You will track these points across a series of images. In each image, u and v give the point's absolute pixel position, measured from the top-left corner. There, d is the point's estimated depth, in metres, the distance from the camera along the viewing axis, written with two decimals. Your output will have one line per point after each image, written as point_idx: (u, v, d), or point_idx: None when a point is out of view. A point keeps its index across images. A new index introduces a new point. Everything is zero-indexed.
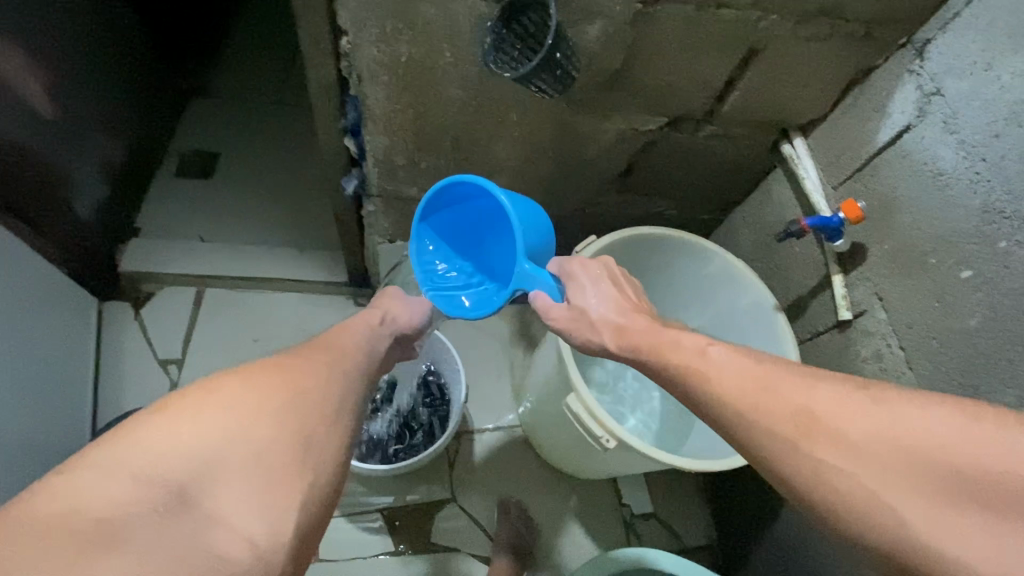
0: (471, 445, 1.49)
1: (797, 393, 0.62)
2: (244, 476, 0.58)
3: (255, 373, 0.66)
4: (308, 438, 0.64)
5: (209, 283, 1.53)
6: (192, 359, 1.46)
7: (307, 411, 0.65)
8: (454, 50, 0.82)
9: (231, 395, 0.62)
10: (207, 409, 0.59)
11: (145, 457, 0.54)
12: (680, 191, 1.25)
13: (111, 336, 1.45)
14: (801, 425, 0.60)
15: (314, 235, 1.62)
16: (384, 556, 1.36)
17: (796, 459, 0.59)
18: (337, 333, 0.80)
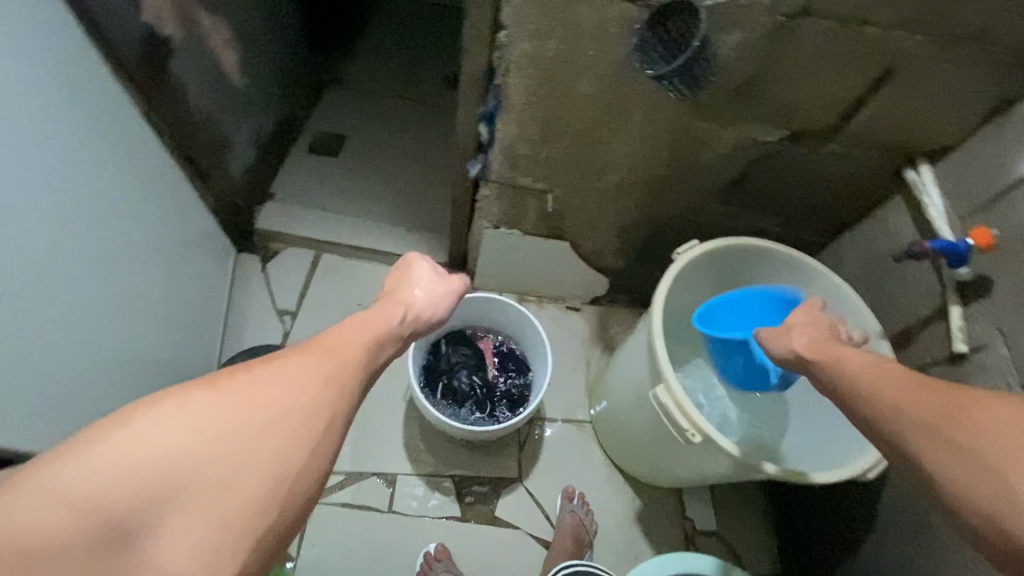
0: (543, 432, 1.55)
1: (957, 399, 0.67)
2: (193, 512, 0.62)
3: (228, 392, 0.70)
4: (278, 464, 0.68)
5: (326, 249, 1.70)
6: (305, 313, 1.63)
7: (276, 435, 0.69)
8: (597, 47, 0.89)
9: (198, 415, 0.66)
10: (170, 431, 0.63)
11: (96, 480, 0.57)
12: (788, 208, 1.25)
13: (239, 284, 1.64)
14: (949, 416, 0.66)
15: (421, 217, 1.75)
16: (450, 520, 1.44)
17: (946, 448, 0.64)
18: (335, 340, 0.83)
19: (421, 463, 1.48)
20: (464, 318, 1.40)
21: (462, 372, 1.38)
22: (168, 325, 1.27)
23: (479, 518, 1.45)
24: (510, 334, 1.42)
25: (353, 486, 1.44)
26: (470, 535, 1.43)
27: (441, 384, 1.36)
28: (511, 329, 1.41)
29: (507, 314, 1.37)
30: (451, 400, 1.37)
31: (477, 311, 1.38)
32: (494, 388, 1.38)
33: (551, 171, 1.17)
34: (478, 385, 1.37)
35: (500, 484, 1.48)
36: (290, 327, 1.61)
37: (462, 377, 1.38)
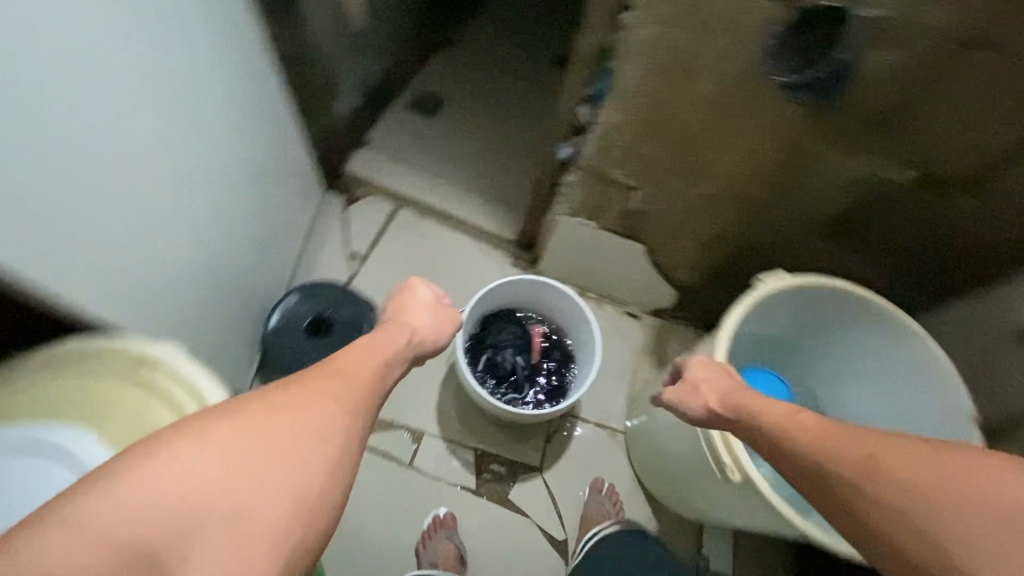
0: (573, 430, 1.52)
1: (869, 445, 0.68)
2: (225, 544, 0.55)
3: (246, 421, 0.63)
4: (307, 493, 0.62)
5: (404, 204, 1.73)
6: (374, 259, 1.66)
7: (304, 459, 0.63)
8: (726, 44, 0.83)
9: (225, 439, 0.60)
10: (194, 463, 0.57)
11: (125, 507, 0.52)
12: (895, 256, 1.14)
13: (319, 220, 1.70)
14: (862, 469, 0.67)
15: (501, 192, 1.74)
16: (464, 490, 1.45)
17: (860, 501, 0.66)
18: (344, 363, 0.80)
19: (448, 429, 1.50)
20: (521, 299, 1.38)
21: (507, 349, 1.37)
22: (252, 244, 1.35)
23: (491, 498, 1.45)
24: (563, 325, 1.40)
25: (380, 433, 1.48)
26: (480, 512, 1.44)
27: (485, 358, 1.37)
28: (564, 321, 1.39)
29: (564, 304, 1.34)
30: (491, 376, 1.37)
31: (535, 295, 1.36)
32: (535, 375, 1.37)
33: (644, 168, 1.12)
34: (519, 368, 1.37)
35: (519, 470, 1.48)
36: (358, 269, 1.64)
37: (506, 354, 1.37)
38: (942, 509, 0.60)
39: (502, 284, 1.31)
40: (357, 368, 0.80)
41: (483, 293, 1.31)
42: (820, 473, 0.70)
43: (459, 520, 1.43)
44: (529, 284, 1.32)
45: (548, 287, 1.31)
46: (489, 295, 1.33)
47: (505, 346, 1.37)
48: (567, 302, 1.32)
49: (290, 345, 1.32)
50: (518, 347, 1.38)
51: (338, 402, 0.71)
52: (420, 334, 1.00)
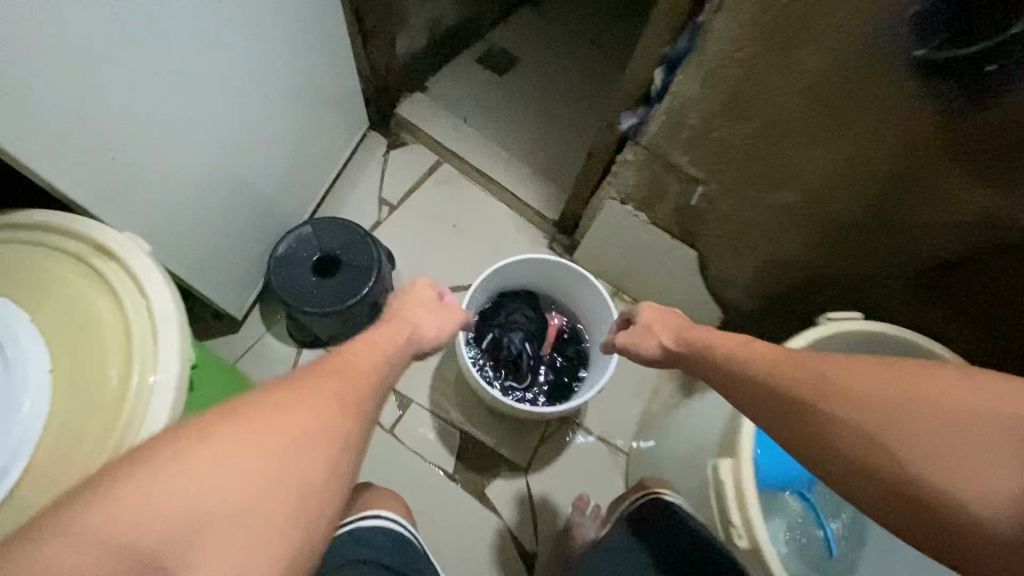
0: (571, 438, 1.38)
1: (924, 413, 0.58)
2: (230, 545, 0.54)
3: (256, 411, 0.61)
4: (302, 496, 0.59)
5: (448, 160, 1.62)
6: (404, 211, 1.56)
7: (301, 462, 0.60)
8: (852, 10, 0.67)
9: (211, 457, 0.56)
10: (154, 503, 0.53)
11: (117, 536, 0.51)
12: (993, 316, 0.96)
13: (358, 160, 1.61)
14: (816, 394, 0.64)
15: (552, 166, 1.59)
16: (440, 472, 1.34)
17: (818, 439, 0.63)
18: (352, 357, 0.74)
19: (439, 404, 1.39)
20: (544, 281, 1.23)
21: (516, 333, 1.23)
22: (280, 164, 1.27)
23: (466, 488, 1.33)
24: (583, 323, 1.25)
25: None
26: (450, 499, 1.33)
27: (491, 338, 1.23)
28: (586, 319, 1.24)
29: (589, 300, 1.19)
30: (493, 359, 1.24)
31: (560, 281, 1.21)
32: (541, 366, 1.24)
33: (714, 159, 0.96)
34: (525, 358, 1.23)
35: (504, 465, 1.35)
36: (384, 218, 1.55)
37: (514, 337, 1.23)
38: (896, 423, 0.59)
39: (527, 261, 1.17)
40: (362, 366, 0.73)
41: (503, 266, 1.16)
42: (858, 447, 0.60)
43: (427, 502, 1.32)
44: (557, 269, 1.17)
45: (575, 275, 1.15)
46: (510, 269, 1.18)
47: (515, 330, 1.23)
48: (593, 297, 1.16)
49: (294, 280, 1.24)
50: (529, 333, 1.23)
51: (335, 406, 0.64)
52: (426, 330, 0.92)
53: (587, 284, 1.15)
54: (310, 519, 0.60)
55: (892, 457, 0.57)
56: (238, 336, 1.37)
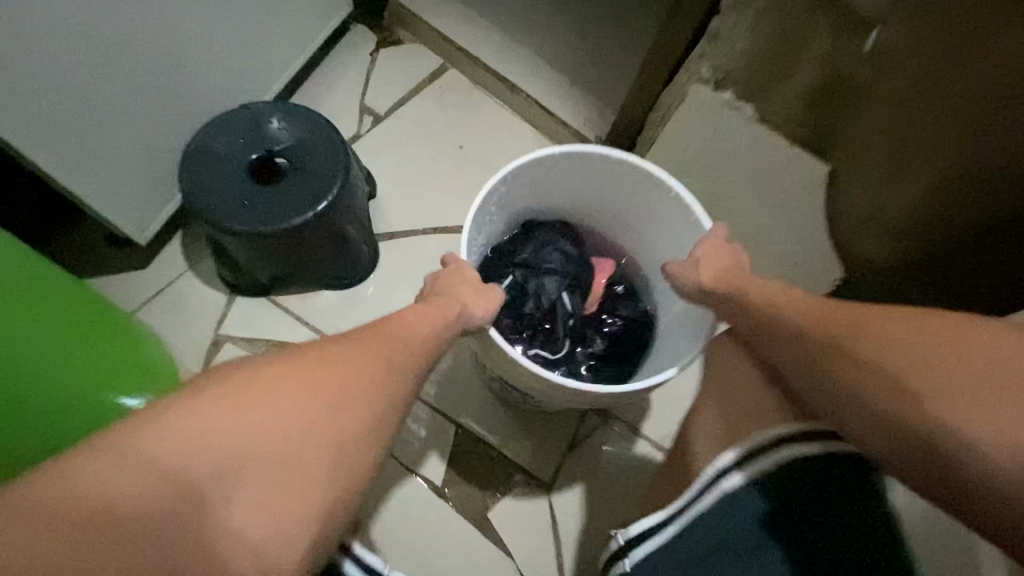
0: (614, 444, 0.95)
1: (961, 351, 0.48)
2: (278, 485, 0.44)
3: (307, 356, 0.50)
4: (353, 459, 0.48)
5: (456, 63, 1.20)
6: (394, 125, 1.15)
7: (359, 412, 0.49)
8: None
9: (266, 389, 0.46)
10: (210, 425, 0.43)
11: (165, 454, 0.41)
12: None
13: (335, 58, 1.17)
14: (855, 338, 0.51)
15: (599, 72, 1.15)
16: (423, 484, 0.91)
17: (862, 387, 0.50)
18: (400, 320, 0.57)
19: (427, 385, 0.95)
20: (595, 203, 0.83)
21: (547, 275, 0.82)
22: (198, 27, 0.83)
23: (459, 508, 0.91)
24: (647, 268, 0.85)
25: None
26: (434, 524, 0.90)
27: (511, 283, 0.81)
28: (652, 263, 0.84)
29: (665, 231, 0.79)
30: (514, 317, 0.82)
31: (622, 200, 0.80)
32: (584, 326, 0.83)
33: None
34: (562, 316, 0.82)
35: (516, 479, 0.93)
36: (364, 132, 1.14)
37: (546, 282, 0.81)
38: (946, 374, 0.47)
39: (580, 162, 0.76)
40: (415, 332, 0.57)
41: (538, 164, 0.75)
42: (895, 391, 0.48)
43: (402, 529, 0.90)
44: (626, 177, 0.76)
45: (653, 187, 0.75)
46: (547, 173, 0.77)
47: (549, 273, 0.82)
48: (677, 224, 0.76)
49: (219, 185, 0.82)
50: (567, 276, 0.82)
51: (391, 360, 0.52)
52: (473, 313, 0.64)
53: (674, 201, 0.74)
54: (358, 473, 0.48)
55: (915, 402, 0.47)
56: (145, 275, 0.95)
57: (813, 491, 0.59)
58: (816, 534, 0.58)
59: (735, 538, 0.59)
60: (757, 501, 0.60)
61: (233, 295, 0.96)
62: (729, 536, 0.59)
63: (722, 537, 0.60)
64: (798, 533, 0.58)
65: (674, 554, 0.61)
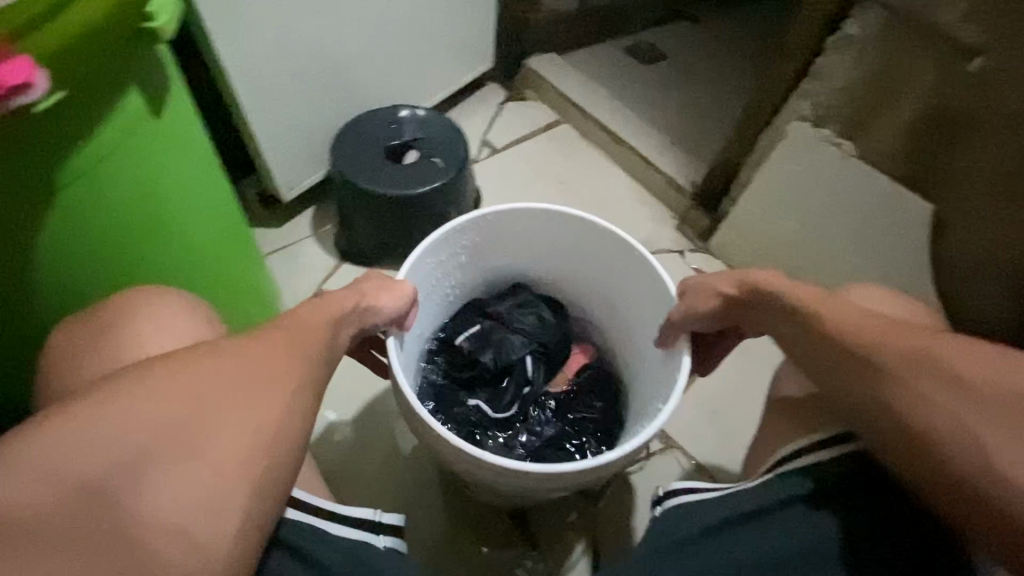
0: (672, 468, 0.87)
1: None
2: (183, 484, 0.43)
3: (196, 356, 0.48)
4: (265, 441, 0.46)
5: (570, 120, 1.32)
6: (505, 158, 1.26)
7: (256, 401, 0.47)
8: None
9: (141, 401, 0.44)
10: (102, 433, 0.42)
11: (61, 462, 0.41)
12: None
13: (467, 102, 1.33)
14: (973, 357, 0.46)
15: (700, 140, 1.23)
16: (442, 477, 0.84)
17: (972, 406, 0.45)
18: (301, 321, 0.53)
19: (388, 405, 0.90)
20: (572, 272, 0.81)
21: (513, 331, 0.80)
22: (376, 51, 1.03)
23: (463, 525, 0.82)
24: (619, 352, 0.81)
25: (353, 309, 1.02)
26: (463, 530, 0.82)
27: (474, 332, 0.81)
28: (631, 348, 0.79)
29: (641, 308, 0.75)
30: (468, 364, 0.80)
31: (605, 278, 0.78)
32: (534, 399, 0.80)
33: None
34: (517, 379, 0.80)
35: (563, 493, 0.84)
36: (479, 158, 1.26)
37: (510, 339, 0.80)
38: None
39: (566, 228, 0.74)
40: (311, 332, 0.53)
41: (528, 216, 0.74)
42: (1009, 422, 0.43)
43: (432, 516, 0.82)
44: (607, 250, 0.74)
45: (638, 265, 0.72)
46: (532, 229, 0.76)
47: (518, 332, 0.80)
48: (656, 315, 0.71)
49: (362, 154, 0.98)
50: (536, 340, 0.81)
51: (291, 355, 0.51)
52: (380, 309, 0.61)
53: (649, 272, 0.71)
54: (275, 452, 0.47)
55: None
56: (279, 230, 1.09)
57: (873, 474, 0.53)
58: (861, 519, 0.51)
59: (779, 508, 0.53)
60: (807, 473, 0.53)
61: (342, 260, 1.07)
62: (772, 506, 0.53)
63: (762, 504, 0.54)
64: (855, 510, 0.52)
65: (711, 515, 0.55)
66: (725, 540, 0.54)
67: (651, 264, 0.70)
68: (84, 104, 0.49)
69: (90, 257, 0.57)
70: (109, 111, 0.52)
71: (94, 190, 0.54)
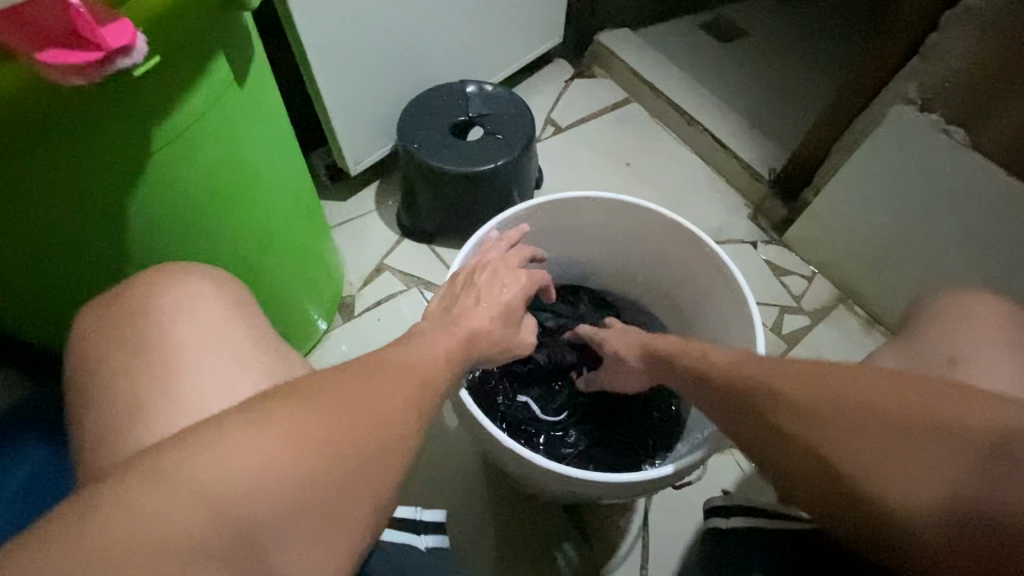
0: (731, 470, 0.83)
1: None
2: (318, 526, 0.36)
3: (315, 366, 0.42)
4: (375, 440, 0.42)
5: (641, 100, 1.26)
6: (571, 138, 1.23)
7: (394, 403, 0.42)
8: None
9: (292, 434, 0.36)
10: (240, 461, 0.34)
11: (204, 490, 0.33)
12: None
13: (533, 78, 1.30)
14: None
15: (783, 125, 1.15)
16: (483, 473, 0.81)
17: None
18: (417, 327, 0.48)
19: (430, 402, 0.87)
20: (635, 262, 0.77)
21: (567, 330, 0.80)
22: (446, 25, 1.02)
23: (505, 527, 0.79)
24: None
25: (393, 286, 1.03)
26: (509, 520, 0.79)
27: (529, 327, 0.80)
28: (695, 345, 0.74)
29: (710, 304, 0.70)
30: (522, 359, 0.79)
31: (676, 274, 0.74)
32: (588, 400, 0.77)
33: None
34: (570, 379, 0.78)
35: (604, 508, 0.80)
36: (544, 137, 1.23)
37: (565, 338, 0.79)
38: None
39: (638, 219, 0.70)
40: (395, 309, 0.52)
41: (590, 205, 0.70)
42: None
43: (478, 500, 0.80)
44: (674, 241, 0.70)
45: (708, 258, 0.67)
46: (598, 217, 0.72)
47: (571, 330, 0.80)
48: (732, 323, 0.66)
49: (429, 130, 0.98)
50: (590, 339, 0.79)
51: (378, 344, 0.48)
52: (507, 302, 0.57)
53: (721, 266, 0.66)
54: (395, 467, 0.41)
55: None
56: (344, 204, 1.11)
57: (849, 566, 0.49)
58: None
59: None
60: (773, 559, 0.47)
61: (404, 237, 1.08)
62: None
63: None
64: None
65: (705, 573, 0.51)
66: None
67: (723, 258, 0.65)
68: (175, 71, 0.51)
69: (178, 220, 0.59)
70: (197, 78, 0.53)
71: (182, 156, 0.56)
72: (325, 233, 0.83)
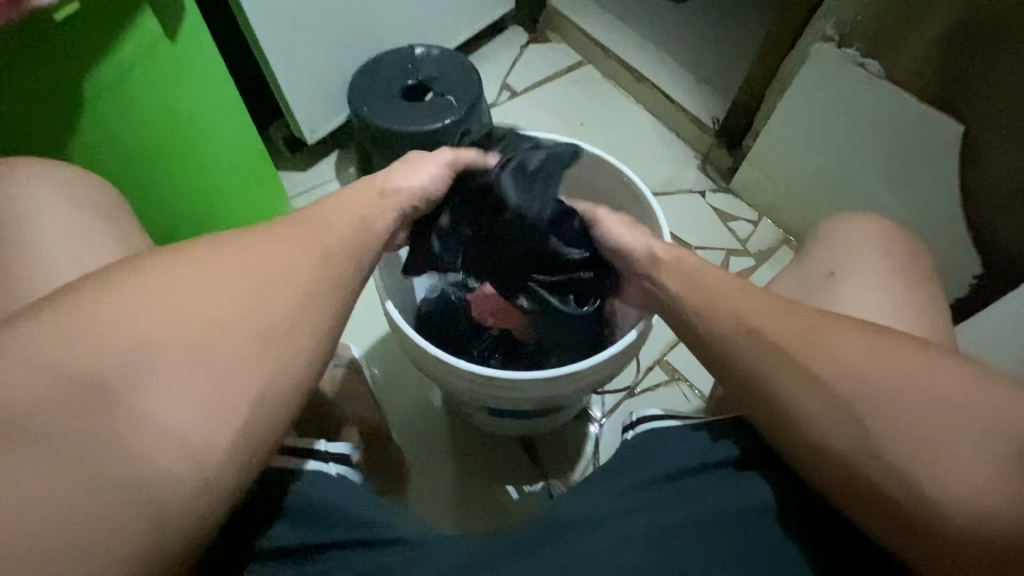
0: (673, 399, 0.88)
1: None
2: None
3: None
4: None
5: (594, 61, 1.29)
6: (525, 100, 1.25)
7: None
8: None
9: None
10: None
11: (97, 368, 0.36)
12: None
13: (488, 45, 1.32)
14: None
15: (730, 79, 1.18)
16: (440, 411, 0.87)
17: None
18: None
19: (391, 354, 0.91)
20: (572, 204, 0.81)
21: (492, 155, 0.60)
22: None
23: (460, 459, 0.84)
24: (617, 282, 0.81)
25: None
26: (466, 451, 0.84)
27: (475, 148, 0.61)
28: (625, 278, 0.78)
29: None
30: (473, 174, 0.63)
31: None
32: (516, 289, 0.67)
33: None
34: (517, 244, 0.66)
35: (549, 439, 0.85)
36: (499, 101, 1.25)
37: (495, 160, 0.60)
38: None
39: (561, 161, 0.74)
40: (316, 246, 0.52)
41: None
42: None
43: (438, 435, 0.85)
44: (603, 180, 0.74)
45: (633, 193, 0.71)
46: None
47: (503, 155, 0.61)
48: None
49: (377, 96, 1.01)
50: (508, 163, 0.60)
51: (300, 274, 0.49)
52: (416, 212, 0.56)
53: (642, 199, 0.70)
54: None
55: None
56: (303, 173, 1.14)
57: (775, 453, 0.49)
58: (779, 490, 0.46)
59: (703, 472, 0.48)
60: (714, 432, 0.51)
61: None
62: (694, 469, 0.48)
63: (687, 463, 0.48)
64: (777, 481, 0.47)
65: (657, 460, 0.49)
66: (666, 490, 0.47)
67: (645, 192, 0.69)
68: (106, 18, 0.54)
69: (127, 163, 0.63)
70: (127, 30, 0.56)
71: (116, 108, 0.59)
72: (281, 194, 0.86)
